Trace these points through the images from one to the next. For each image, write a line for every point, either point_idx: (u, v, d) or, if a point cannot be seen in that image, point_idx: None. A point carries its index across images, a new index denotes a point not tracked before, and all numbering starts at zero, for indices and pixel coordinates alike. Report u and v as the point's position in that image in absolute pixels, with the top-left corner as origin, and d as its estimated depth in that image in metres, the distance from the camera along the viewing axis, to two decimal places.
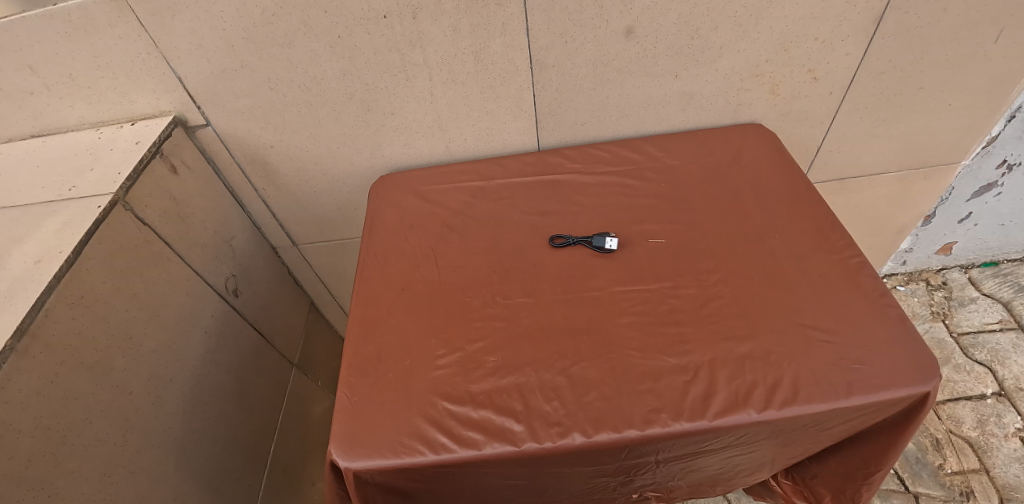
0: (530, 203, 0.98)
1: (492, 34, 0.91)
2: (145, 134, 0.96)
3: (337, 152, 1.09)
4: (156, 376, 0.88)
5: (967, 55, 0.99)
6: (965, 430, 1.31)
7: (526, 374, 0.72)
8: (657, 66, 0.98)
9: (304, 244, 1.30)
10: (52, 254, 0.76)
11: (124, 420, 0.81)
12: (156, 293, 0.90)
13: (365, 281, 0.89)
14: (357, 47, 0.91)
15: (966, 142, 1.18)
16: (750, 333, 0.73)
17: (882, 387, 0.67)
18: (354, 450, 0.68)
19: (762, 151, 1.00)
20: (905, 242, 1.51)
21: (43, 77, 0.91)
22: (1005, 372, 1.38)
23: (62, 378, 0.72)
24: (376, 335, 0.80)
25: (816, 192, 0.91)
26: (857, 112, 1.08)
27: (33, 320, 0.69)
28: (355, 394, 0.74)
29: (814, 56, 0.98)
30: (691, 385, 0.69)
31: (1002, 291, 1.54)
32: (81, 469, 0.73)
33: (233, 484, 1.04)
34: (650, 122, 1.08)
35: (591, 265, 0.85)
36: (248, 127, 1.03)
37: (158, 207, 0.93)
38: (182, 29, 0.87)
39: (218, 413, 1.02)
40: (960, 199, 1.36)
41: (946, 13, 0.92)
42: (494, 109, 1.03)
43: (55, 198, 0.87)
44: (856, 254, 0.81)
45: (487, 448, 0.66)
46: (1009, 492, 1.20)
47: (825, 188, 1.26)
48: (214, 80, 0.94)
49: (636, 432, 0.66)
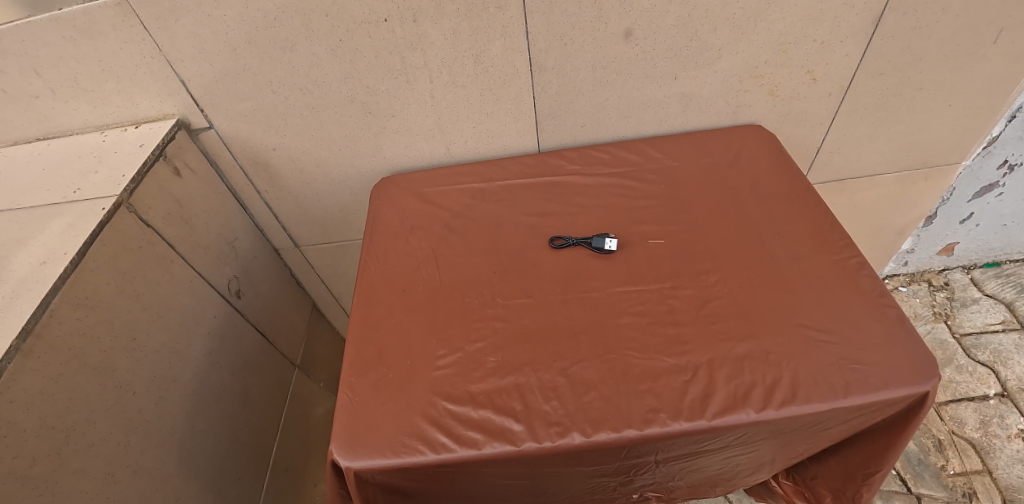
0: (530, 204, 0.98)
1: (492, 36, 0.92)
2: (149, 137, 0.97)
3: (338, 154, 1.09)
4: (159, 377, 0.89)
5: (966, 56, 0.99)
6: (968, 431, 1.30)
7: (525, 374, 0.73)
8: (656, 68, 0.98)
9: (306, 245, 1.31)
10: (57, 255, 0.77)
11: (128, 420, 0.82)
12: (159, 293, 0.91)
13: (366, 282, 0.90)
14: (358, 50, 0.92)
15: (966, 143, 1.18)
16: (748, 333, 0.74)
17: (881, 387, 0.67)
18: (354, 450, 0.69)
19: (761, 151, 1.00)
20: (906, 243, 1.51)
21: (48, 81, 0.92)
22: (1008, 373, 1.38)
23: (67, 379, 0.73)
24: (377, 336, 0.81)
25: (815, 193, 0.91)
26: (857, 113, 1.09)
27: (38, 321, 0.70)
28: (356, 394, 0.74)
29: (813, 57, 0.98)
30: (690, 385, 0.69)
31: (1004, 291, 1.54)
32: (85, 469, 0.74)
33: (236, 484, 1.04)
34: (649, 123, 1.08)
35: (591, 266, 0.86)
36: (250, 130, 1.04)
37: (161, 209, 0.94)
38: (185, 33, 0.88)
39: (221, 413, 1.03)
40: (961, 200, 1.36)
41: (945, 13, 0.92)
42: (494, 111, 1.04)
43: (60, 200, 0.88)
44: (855, 254, 0.81)
45: (486, 447, 0.67)
46: (1012, 494, 1.19)
47: (826, 189, 1.26)
48: (217, 83, 0.95)
49: (635, 431, 0.66)
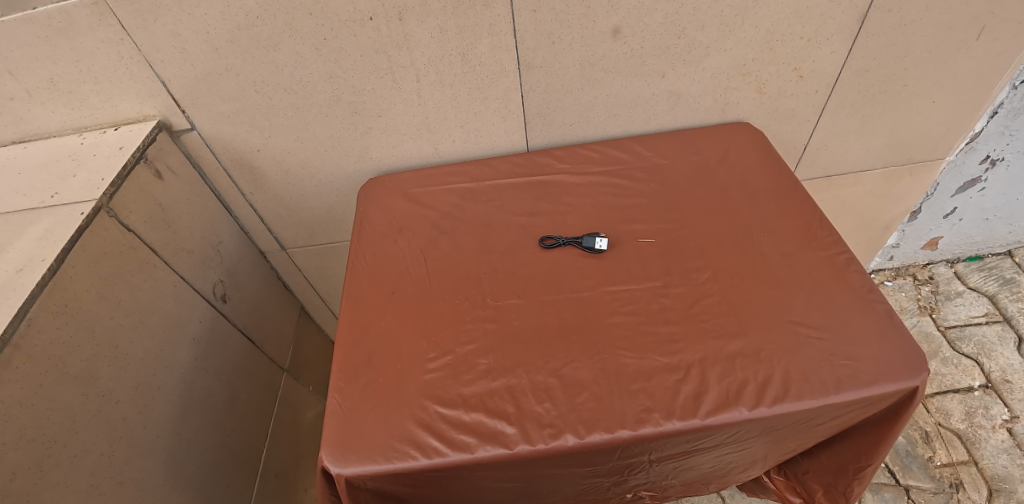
0: (519, 204, 0.97)
1: (479, 34, 0.91)
2: (129, 138, 0.95)
3: (324, 155, 1.08)
4: (144, 385, 0.87)
5: (949, 53, 1.00)
6: (954, 423, 1.32)
7: (518, 375, 0.72)
8: (644, 66, 0.98)
9: (293, 248, 1.29)
10: (34, 262, 0.75)
11: (112, 430, 0.80)
12: (143, 300, 0.89)
13: (355, 284, 0.88)
14: (343, 49, 0.91)
15: (950, 139, 1.20)
16: (740, 331, 0.74)
17: (872, 383, 0.67)
18: (345, 456, 0.68)
19: (748, 148, 1.00)
20: (891, 238, 1.53)
21: (24, 82, 0.89)
22: (992, 364, 1.41)
23: (47, 389, 0.71)
24: (367, 339, 0.80)
25: (804, 190, 0.92)
26: (843, 110, 1.09)
27: (15, 330, 0.68)
28: (345, 399, 0.73)
29: (800, 54, 0.99)
30: (683, 384, 0.69)
31: (987, 284, 1.57)
32: (68, 481, 0.72)
33: (225, 492, 1.02)
34: (637, 121, 1.08)
35: (582, 265, 0.85)
36: (234, 131, 1.02)
37: (142, 213, 0.91)
38: (164, 32, 0.86)
39: (207, 420, 1.01)
40: (945, 195, 1.37)
41: (929, 11, 0.93)
42: (482, 110, 1.03)
43: (37, 205, 0.85)
44: (844, 250, 0.82)
45: (479, 451, 0.66)
46: (997, 483, 1.22)
47: (813, 185, 1.27)
48: (199, 84, 0.93)
49: (629, 432, 0.66)
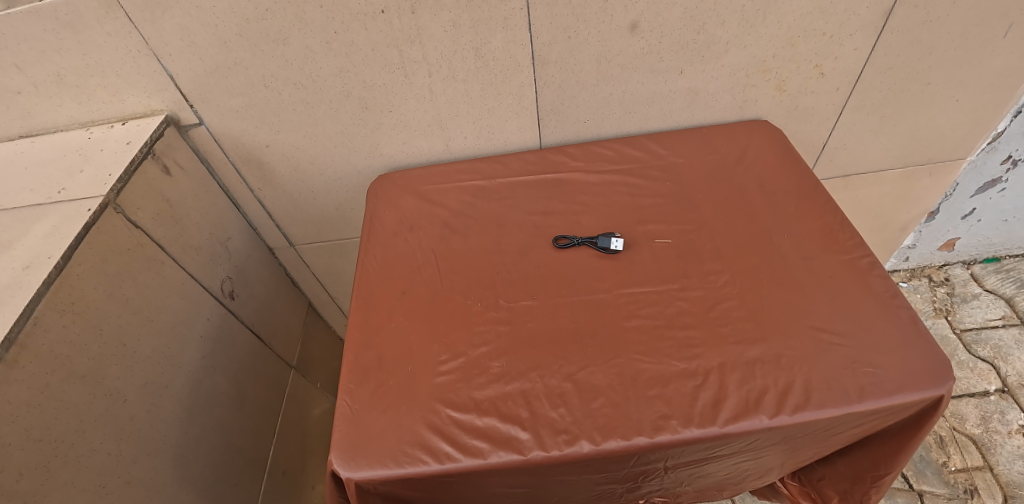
0: (532, 202, 0.96)
1: (493, 28, 0.89)
2: (136, 134, 0.93)
3: (334, 151, 1.06)
4: (152, 383, 0.86)
5: (975, 50, 0.97)
6: (969, 427, 1.30)
7: (531, 379, 0.71)
8: (661, 62, 0.96)
9: (301, 244, 1.27)
10: (41, 260, 0.74)
11: (119, 429, 0.79)
12: (150, 298, 0.88)
13: (365, 283, 0.87)
14: (354, 44, 0.89)
15: (972, 139, 1.17)
16: (760, 336, 0.72)
17: (896, 392, 0.65)
18: (355, 460, 0.66)
19: (767, 147, 0.98)
20: (907, 239, 1.50)
21: (31, 76, 0.88)
22: (1009, 369, 1.38)
23: (54, 388, 0.70)
24: (378, 340, 0.79)
25: (825, 191, 0.89)
26: (863, 108, 1.07)
27: (21, 329, 0.67)
28: (355, 402, 0.72)
29: (823, 51, 0.96)
30: (701, 390, 0.67)
31: (1004, 287, 1.54)
32: (75, 482, 0.71)
33: (233, 490, 1.02)
34: (653, 119, 1.06)
35: (596, 266, 0.83)
36: (242, 126, 1.00)
37: (150, 209, 0.90)
38: (172, 25, 0.84)
39: (214, 417, 1.00)
40: (963, 196, 1.35)
41: (956, 7, 0.90)
42: (494, 106, 1.01)
43: (45, 201, 0.84)
44: (866, 254, 0.79)
45: (492, 457, 0.65)
46: (1012, 489, 1.19)
47: (830, 185, 1.24)
48: (206, 78, 0.92)
49: (646, 439, 0.64)
